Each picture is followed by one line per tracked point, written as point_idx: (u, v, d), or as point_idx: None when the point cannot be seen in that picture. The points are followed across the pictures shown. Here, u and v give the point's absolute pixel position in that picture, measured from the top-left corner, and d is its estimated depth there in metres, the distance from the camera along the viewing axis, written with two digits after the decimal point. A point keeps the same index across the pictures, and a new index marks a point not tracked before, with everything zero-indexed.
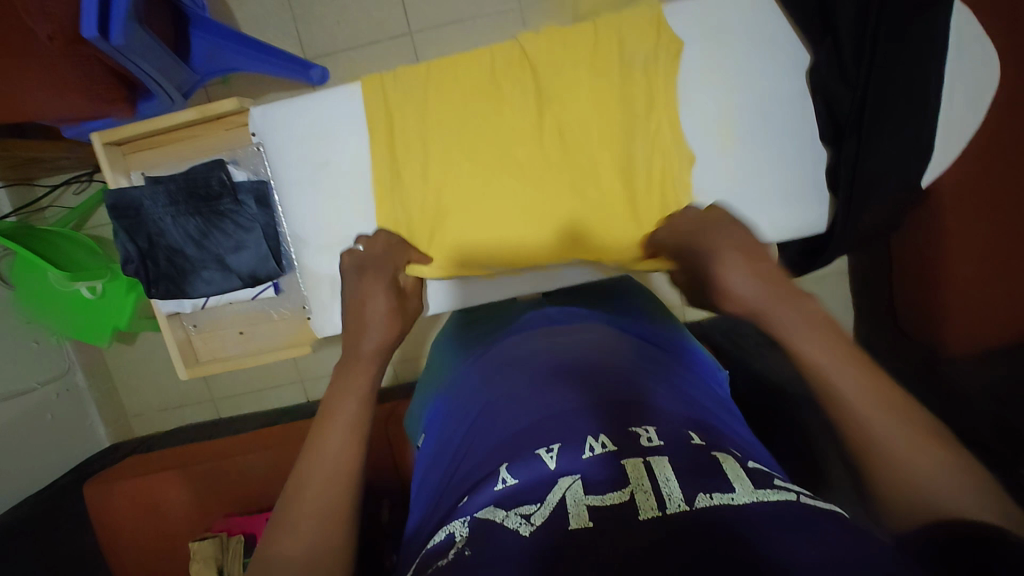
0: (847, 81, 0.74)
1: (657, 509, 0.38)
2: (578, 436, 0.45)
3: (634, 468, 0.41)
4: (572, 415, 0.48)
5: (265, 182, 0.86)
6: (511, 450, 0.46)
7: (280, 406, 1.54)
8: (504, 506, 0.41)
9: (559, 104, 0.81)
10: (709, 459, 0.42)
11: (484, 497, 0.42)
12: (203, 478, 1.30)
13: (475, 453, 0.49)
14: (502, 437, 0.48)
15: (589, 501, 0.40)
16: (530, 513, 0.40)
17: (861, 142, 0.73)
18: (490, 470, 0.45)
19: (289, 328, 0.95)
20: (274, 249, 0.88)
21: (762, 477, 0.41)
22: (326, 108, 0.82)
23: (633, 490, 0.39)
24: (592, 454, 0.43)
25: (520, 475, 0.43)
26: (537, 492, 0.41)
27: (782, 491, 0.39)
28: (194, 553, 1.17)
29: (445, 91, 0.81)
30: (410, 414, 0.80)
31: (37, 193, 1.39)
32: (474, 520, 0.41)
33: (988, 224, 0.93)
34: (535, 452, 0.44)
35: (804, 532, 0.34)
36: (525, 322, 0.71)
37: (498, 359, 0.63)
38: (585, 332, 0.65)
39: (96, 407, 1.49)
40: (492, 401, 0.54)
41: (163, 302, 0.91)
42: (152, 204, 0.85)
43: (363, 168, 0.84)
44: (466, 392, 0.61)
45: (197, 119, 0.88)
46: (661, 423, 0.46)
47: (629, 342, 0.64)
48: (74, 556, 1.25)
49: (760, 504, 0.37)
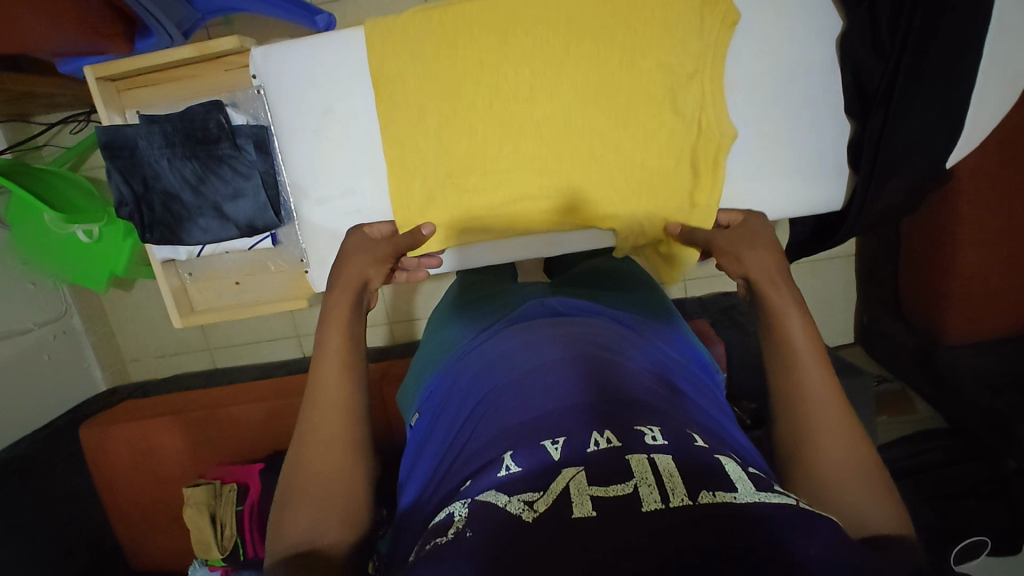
0: (880, 52, 0.71)
1: (659, 502, 0.39)
2: (584, 431, 0.47)
3: (638, 463, 0.42)
4: (574, 411, 0.49)
5: (265, 128, 0.83)
6: (515, 439, 0.48)
7: (277, 359, 1.54)
8: (507, 492, 0.43)
9: (581, 77, 0.77)
10: (714, 461, 0.43)
11: (487, 482, 0.45)
12: (197, 428, 1.30)
13: (478, 437, 0.52)
14: (505, 425, 0.50)
15: (593, 492, 0.41)
16: (532, 500, 0.42)
17: (888, 116, 0.71)
18: (494, 456, 0.48)
19: (287, 279, 0.94)
20: (273, 199, 0.86)
21: (765, 481, 0.43)
22: (328, 49, 0.77)
23: (636, 484, 0.41)
24: (596, 449, 0.45)
25: (523, 463, 0.45)
26: (541, 480, 0.43)
27: (783, 496, 0.41)
28: (186, 499, 1.18)
29: (458, 53, 0.76)
30: (403, 393, 0.82)
31: (33, 130, 1.36)
32: (474, 502, 0.43)
33: (1005, 205, 0.94)
34: (540, 443, 0.46)
35: (811, 542, 0.35)
36: (532, 306, 0.71)
37: (500, 344, 0.64)
38: (594, 325, 0.65)
39: (93, 350, 1.49)
40: (497, 387, 0.56)
41: (158, 249, 0.89)
42: (147, 145, 0.82)
43: (366, 116, 0.80)
44: (467, 378, 0.62)
45: (191, 57, 0.83)
46: (663, 422, 0.48)
47: (635, 340, 0.65)
48: (69, 496, 1.27)
49: (762, 504, 0.38)
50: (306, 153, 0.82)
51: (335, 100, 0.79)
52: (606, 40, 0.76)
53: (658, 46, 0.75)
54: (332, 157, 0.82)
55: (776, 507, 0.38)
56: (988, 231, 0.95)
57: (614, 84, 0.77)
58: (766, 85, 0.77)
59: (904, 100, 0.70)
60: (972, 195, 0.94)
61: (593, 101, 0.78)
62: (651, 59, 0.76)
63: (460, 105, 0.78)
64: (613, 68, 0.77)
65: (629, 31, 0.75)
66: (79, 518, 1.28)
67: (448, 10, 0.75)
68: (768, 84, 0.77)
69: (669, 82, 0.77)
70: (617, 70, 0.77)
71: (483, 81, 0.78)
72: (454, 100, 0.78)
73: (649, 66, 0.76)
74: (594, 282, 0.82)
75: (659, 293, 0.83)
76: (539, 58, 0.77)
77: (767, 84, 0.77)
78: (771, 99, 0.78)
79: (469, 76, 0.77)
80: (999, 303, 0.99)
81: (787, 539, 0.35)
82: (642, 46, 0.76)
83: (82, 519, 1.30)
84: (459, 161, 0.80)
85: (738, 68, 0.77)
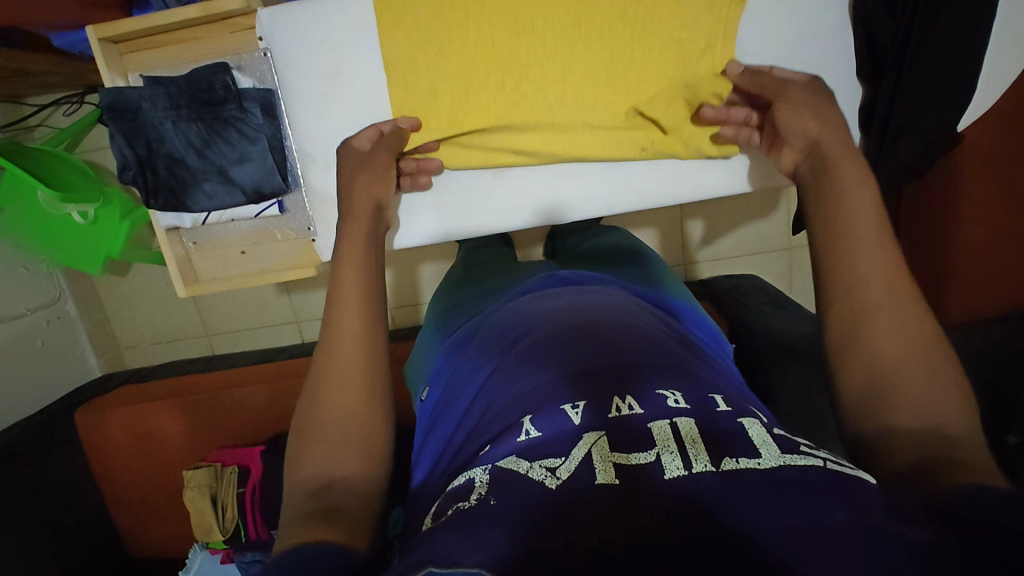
0: (894, 13, 0.73)
1: (683, 468, 0.39)
2: (606, 396, 0.47)
3: (660, 431, 0.43)
4: (591, 375, 0.50)
5: (272, 91, 0.82)
6: (533, 404, 0.48)
7: (276, 346, 1.53)
8: (528, 457, 0.43)
9: (593, 56, 0.77)
10: (736, 427, 0.43)
11: (507, 447, 0.44)
12: (197, 411, 1.29)
13: (493, 404, 0.51)
14: (522, 390, 0.50)
15: (616, 459, 0.41)
16: (554, 466, 0.41)
17: (900, 79, 0.73)
18: (512, 421, 0.47)
19: (294, 248, 0.93)
20: (280, 163, 0.85)
21: (789, 443, 0.43)
22: (334, 16, 0.77)
23: (659, 452, 0.41)
24: (616, 414, 0.45)
25: (543, 428, 0.45)
26: (561, 445, 0.43)
27: (810, 456, 0.41)
28: (187, 481, 1.17)
29: (470, 20, 0.76)
30: (408, 370, 0.82)
31: (25, 112, 1.33)
32: (496, 468, 0.43)
33: (1008, 179, 0.95)
34: (560, 407, 0.46)
35: (836, 503, 0.36)
36: (542, 278, 0.71)
37: (511, 316, 0.64)
38: (606, 295, 0.65)
39: (88, 337, 1.47)
40: (512, 354, 0.56)
41: (162, 216, 0.88)
42: (151, 107, 0.80)
43: (374, 78, 0.79)
44: (479, 348, 0.62)
45: (196, 19, 0.81)
46: (683, 386, 0.48)
47: (651, 311, 0.65)
48: (67, 482, 1.25)
49: (787, 469, 0.39)
50: (311, 118, 0.81)
51: (343, 64, 0.78)
52: (614, 7, 0.75)
53: (669, 17, 0.75)
54: (337, 120, 0.81)
55: (801, 469, 0.38)
56: (990, 207, 0.97)
57: (625, 60, 0.77)
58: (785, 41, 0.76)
59: (915, 63, 0.71)
60: (975, 170, 0.95)
61: (602, 73, 0.77)
62: (660, 29, 0.75)
63: (466, 73, 0.77)
64: (624, 39, 0.76)
65: (640, 6, 0.75)
66: (76, 503, 1.27)
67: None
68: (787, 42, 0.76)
69: (683, 53, 0.76)
70: (628, 39, 0.76)
71: (495, 46, 0.77)
72: (461, 69, 0.77)
73: (661, 34, 0.75)
74: (600, 261, 0.82)
75: (663, 267, 0.83)
76: (553, 24, 0.76)
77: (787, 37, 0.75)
78: (791, 51, 0.76)
79: (481, 43, 0.76)
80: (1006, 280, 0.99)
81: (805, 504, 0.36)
82: (651, 17, 0.75)
83: (79, 505, 1.28)
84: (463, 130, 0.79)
85: (752, 28, 0.75)
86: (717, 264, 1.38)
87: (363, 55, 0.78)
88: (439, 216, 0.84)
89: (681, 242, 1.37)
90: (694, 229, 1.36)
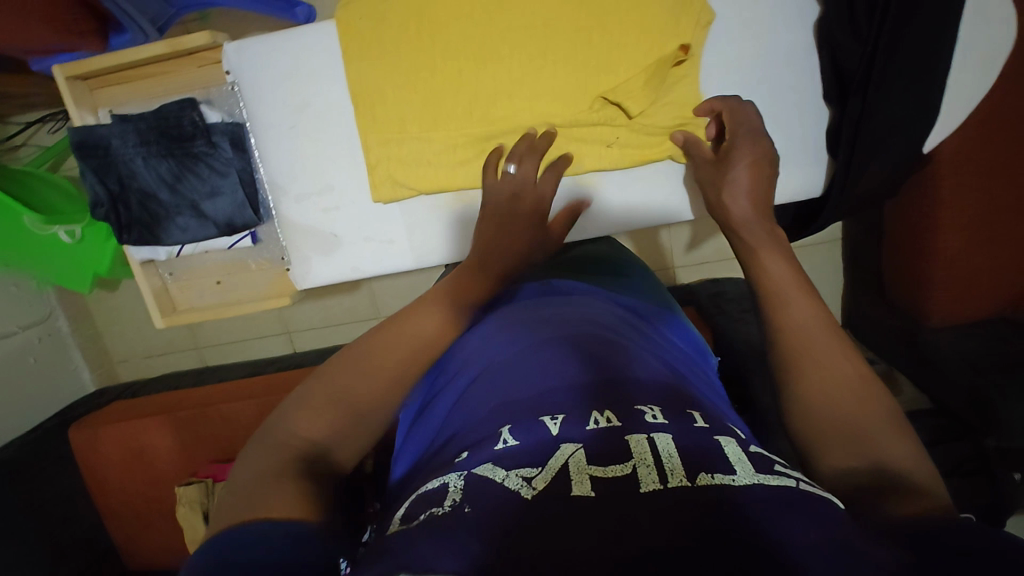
0: (858, 36, 0.73)
1: (658, 482, 0.36)
2: (582, 409, 0.43)
3: (637, 443, 0.39)
4: (570, 390, 0.46)
5: (240, 125, 0.81)
6: (512, 414, 0.44)
7: (267, 357, 1.54)
8: (504, 466, 0.38)
9: (563, 78, 0.77)
10: (712, 442, 0.40)
11: (483, 456, 0.40)
12: (188, 426, 1.30)
13: (471, 414, 0.47)
14: (503, 400, 0.46)
15: (592, 471, 0.37)
16: (531, 476, 0.37)
17: (866, 101, 0.73)
18: (489, 431, 0.43)
19: (269, 277, 0.93)
20: (251, 197, 0.84)
21: (765, 461, 0.39)
22: (302, 45, 0.78)
23: (635, 464, 0.37)
24: (597, 427, 0.41)
25: (522, 438, 0.40)
26: (537, 456, 0.39)
27: (782, 477, 0.37)
28: (179, 497, 1.18)
29: (434, 52, 0.76)
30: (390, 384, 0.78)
31: (10, 129, 1.34)
32: (471, 475, 0.38)
33: (988, 186, 0.92)
34: (539, 418, 0.42)
35: (804, 520, 0.32)
36: (519, 290, 0.67)
37: (491, 325, 0.60)
38: (589, 306, 0.62)
39: (80, 352, 1.47)
40: (486, 368, 0.52)
41: (137, 250, 0.89)
42: (121, 143, 0.81)
43: (345, 111, 0.80)
44: (456, 359, 0.58)
45: (165, 54, 0.81)
46: (665, 401, 0.45)
47: (635, 323, 0.63)
48: (59, 498, 1.26)
49: (762, 488, 0.35)
50: (283, 151, 0.82)
51: (312, 95, 0.79)
52: (585, 26, 0.75)
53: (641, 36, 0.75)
54: (309, 151, 0.82)
55: (776, 488, 0.35)
56: (971, 214, 0.94)
57: (596, 81, 0.77)
58: (746, 69, 0.78)
59: (880, 85, 0.71)
60: (952, 178, 0.92)
61: (574, 94, 0.77)
62: (632, 48, 0.75)
63: (434, 102, 0.78)
64: (595, 57, 0.76)
65: (605, 33, 0.75)
66: (70, 519, 1.27)
67: (424, 21, 0.75)
68: (753, 69, 0.78)
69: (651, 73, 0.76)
70: (600, 57, 0.76)
71: (467, 70, 0.77)
72: (428, 98, 0.78)
73: (634, 54, 0.75)
74: (585, 266, 0.79)
75: (645, 278, 0.82)
76: (524, 43, 0.76)
77: (748, 65, 0.78)
78: (751, 74, 0.78)
79: (452, 66, 0.76)
80: (994, 284, 0.96)
81: (779, 514, 0.33)
82: (621, 34, 0.75)
83: (73, 521, 1.29)
84: (438, 170, 0.80)
85: (715, 53, 0.78)
86: (703, 268, 1.38)
87: (332, 88, 0.79)
88: (411, 247, 0.85)
89: (667, 245, 1.37)
90: (680, 233, 1.36)
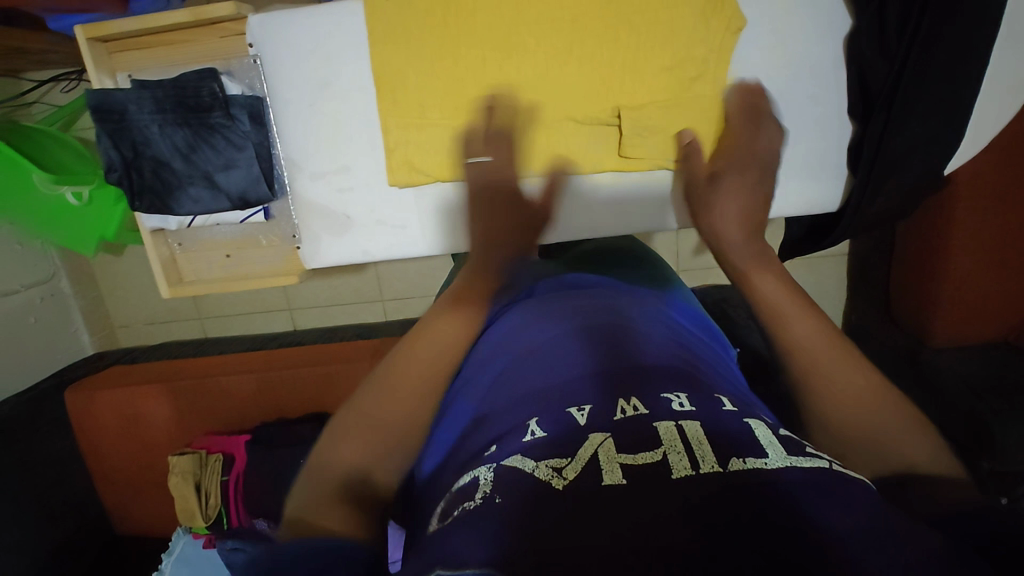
0: (886, 55, 0.73)
1: (689, 469, 0.35)
2: (609, 399, 0.44)
3: (666, 431, 0.39)
4: (594, 380, 0.47)
5: (259, 99, 0.81)
6: (540, 406, 0.45)
7: (268, 332, 1.53)
8: (535, 457, 0.39)
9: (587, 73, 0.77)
10: (742, 426, 0.40)
11: (512, 448, 0.41)
12: (184, 396, 1.31)
13: (501, 403, 0.48)
14: (531, 392, 0.47)
15: (622, 460, 0.37)
16: (561, 466, 0.37)
17: (888, 121, 0.72)
18: (517, 422, 0.44)
19: (281, 255, 0.93)
20: (265, 171, 0.84)
21: (795, 443, 0.39)
22: (324, 20, 0.76)
23: (665, 451, 0.37)
24: (621, 417, 0.41)
25: (549, 429, 0.42)
26: (568, 446, 0.39)
27: (815, 458, 0.37)
28: (171, 467, 1.18)
29: (456, 42, 0.75)
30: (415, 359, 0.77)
31: (23, 86, 1.33)
32: (501, 468, 0.39)
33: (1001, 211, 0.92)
34: (566, 409, 0.43)
35: (837, 505, 0.32)
36: (540, 286, 0.67)
37: (519, 316, 0.61)
38: (613, 300, 0.62)
39: (81, 314, 1.47)
40: (515, 360, 0.53)
41: (148, 217, 0.89)
42: (137, 110, 0.80)
43: (366, 91, 0.79)
44: (484, 349, 0.59)
45: (188, 21, 0.80)
46: (689, 390, 0.45)
47: (657, 312, 0.63)
48: (53, 459, 1.26)
49: (794, 470, 0.35)
50: (302, 127, 0.82)
51: (332, 70, 0.79)
52: (614, 21, 0.75)
53: (671, 36, 0.75)
54: (327, 129, 0.82)
55: (806, 471, 0.35)
56: (985, 235, 0.94)
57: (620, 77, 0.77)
58: (770, 76, 0.78)
59: (905, 104, 0.71)
60: (967, 200, 0.92)
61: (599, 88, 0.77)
62: (661, 47, 0.75)
63: (456, 88, 0.77)
64: (621, 51, 0.76)
65: (632, 31, 0.75)
66: (63, 480, 1.28)
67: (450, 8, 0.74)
68: (775, 78, 0.78)
69: (673, 77, 0.76)
70: (625, 52, 0.76)
71: (493, 55, 0.76)
72: (449, 82, 0.77)
73: (661, 54, 0.76)
74: (609, 263, 0.81)
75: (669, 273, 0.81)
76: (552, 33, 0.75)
77: (772, 73, 0.78)
78: (777, 81, 0.78)
79: (477, 51, 0.76)
80: (1004, 308, 0.96)
81: (808, 498, 0.33)
82: (649, 33, 0.75)
83: (66, 483, 1.29)
84: (457, 157, 0.79)
85: (745, 57, 0.77)
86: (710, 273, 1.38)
87: (353, 66, 0.78)
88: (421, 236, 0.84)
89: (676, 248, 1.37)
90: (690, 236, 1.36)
